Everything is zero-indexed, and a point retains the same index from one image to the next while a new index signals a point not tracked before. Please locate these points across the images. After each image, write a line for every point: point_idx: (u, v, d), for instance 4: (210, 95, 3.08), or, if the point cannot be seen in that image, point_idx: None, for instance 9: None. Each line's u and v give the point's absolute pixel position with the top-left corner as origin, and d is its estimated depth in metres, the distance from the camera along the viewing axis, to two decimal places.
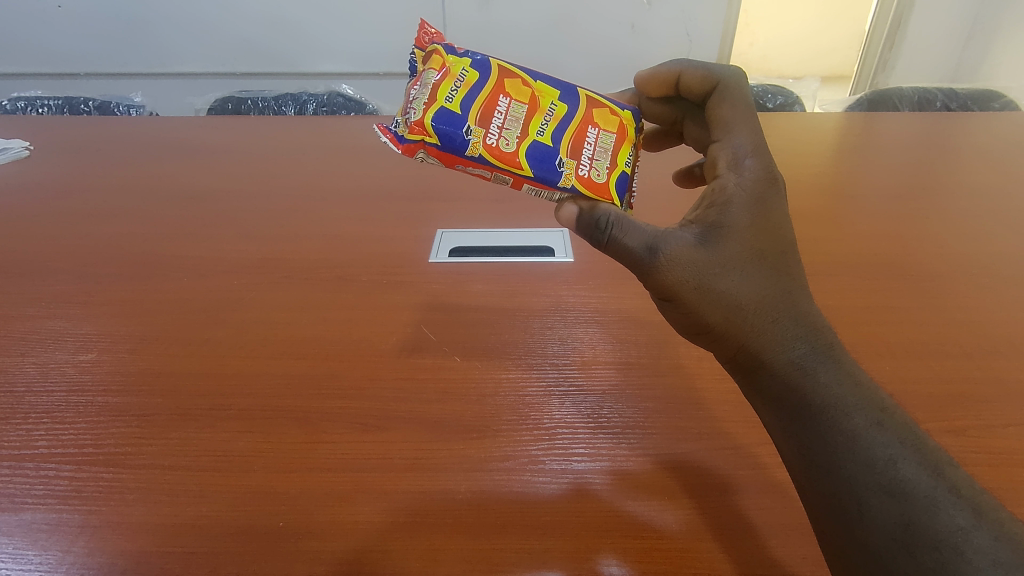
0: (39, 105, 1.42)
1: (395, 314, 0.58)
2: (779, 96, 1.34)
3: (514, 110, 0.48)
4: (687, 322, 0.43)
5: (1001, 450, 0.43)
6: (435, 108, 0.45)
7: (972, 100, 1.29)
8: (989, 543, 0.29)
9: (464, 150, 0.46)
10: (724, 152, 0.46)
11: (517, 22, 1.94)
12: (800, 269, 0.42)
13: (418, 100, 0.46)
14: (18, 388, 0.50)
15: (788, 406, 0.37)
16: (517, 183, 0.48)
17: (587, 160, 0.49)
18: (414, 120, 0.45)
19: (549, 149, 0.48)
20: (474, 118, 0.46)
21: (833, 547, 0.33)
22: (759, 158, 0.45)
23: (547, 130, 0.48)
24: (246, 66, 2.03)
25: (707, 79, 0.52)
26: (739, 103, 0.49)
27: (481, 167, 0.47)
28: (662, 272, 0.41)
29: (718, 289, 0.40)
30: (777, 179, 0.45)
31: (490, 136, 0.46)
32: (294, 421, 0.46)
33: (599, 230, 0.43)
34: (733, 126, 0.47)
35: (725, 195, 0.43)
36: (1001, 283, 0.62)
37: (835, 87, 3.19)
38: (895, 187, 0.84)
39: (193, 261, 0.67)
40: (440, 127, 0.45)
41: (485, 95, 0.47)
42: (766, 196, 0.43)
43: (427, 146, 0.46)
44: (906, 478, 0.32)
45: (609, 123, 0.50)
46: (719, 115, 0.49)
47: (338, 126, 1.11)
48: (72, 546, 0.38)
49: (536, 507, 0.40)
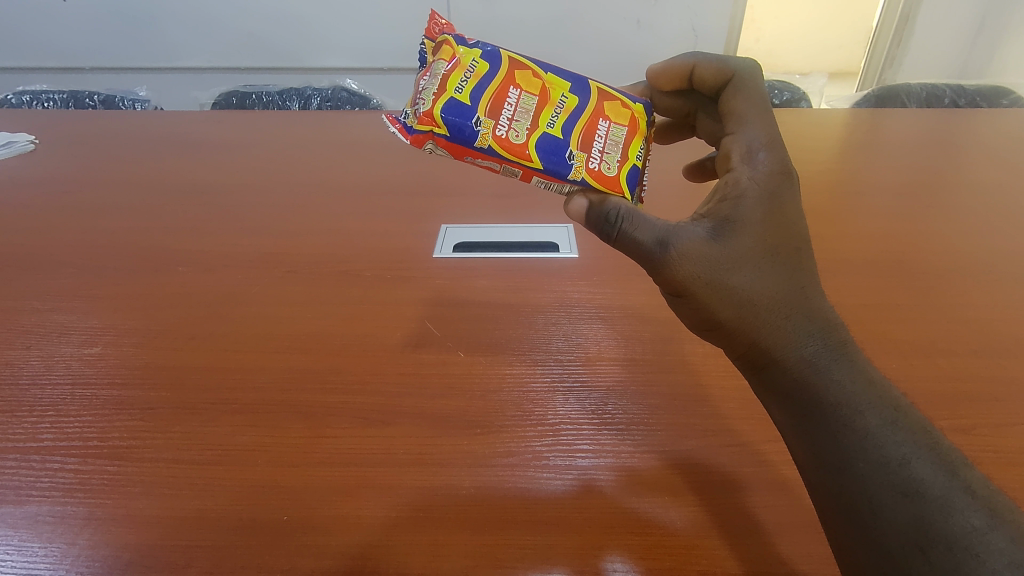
0: (45, 99, 1.42)
1: (401, 309, 0.58)
2: (785, 92, 1.34)
3: (523, 102, 0.47)
4: (698, 318, 0.42)
5: (1010, 449, 0.43)
6: (445, 99, 0.45)
7: (982, 96, 1.28)
8: (1004, 545, 0.29)
9: (474, 141, 0.46)
10: (738, 145, 0.46)
11: (522, 18, 1.93)
12: (814, 265, 0.42)
13: (428, 91, 0.46)
14: (23, 380, 0.50)
15: (799, 403, 0.36)
16: (526, 175, 0.48)
17: (597, 153, 0.48)
18: (423, 110, 0.45)
19: (559, 141, 0.47)
20: (483, 109, 0.46)
21: (842, 544, 0.33)
22: (772, 152, 0.45)
23: (557, 122, 0.48)
24: (250, 61, 2.03)
25: (722, 72, 0.51)
26: (754, 97, 0.48)
27: (491, 160, 0.47)
28: (672, 266, 0.40)
29: (730, 284, 0.40)
30: (790, 173, 0.44)
31: (500, 127, 0.46)
32: (299, 416, 0.46)
33: (608, 223, 0.42)
34: (747, 120, 0.47)
35: (737, 189, 0.43)
36: (1010, 281, 0.62)
37: (841, 83, 3.17)
38: (903, 184, 0.83)
39: (197, 255, 0.67)
40: (450, 118, 0.45)
41: (494, 86, 0.47)
42: (780, 190, 0.43)
43: (436, 138, 0.46)
44: (919, 478, 0.31)
45: (620, 116, 0.49)
46: (733, 108, 0.48)
47: (342, 121, 1.10)
48: (77, 538, 0.38)
49: (540, 504, 0.40)
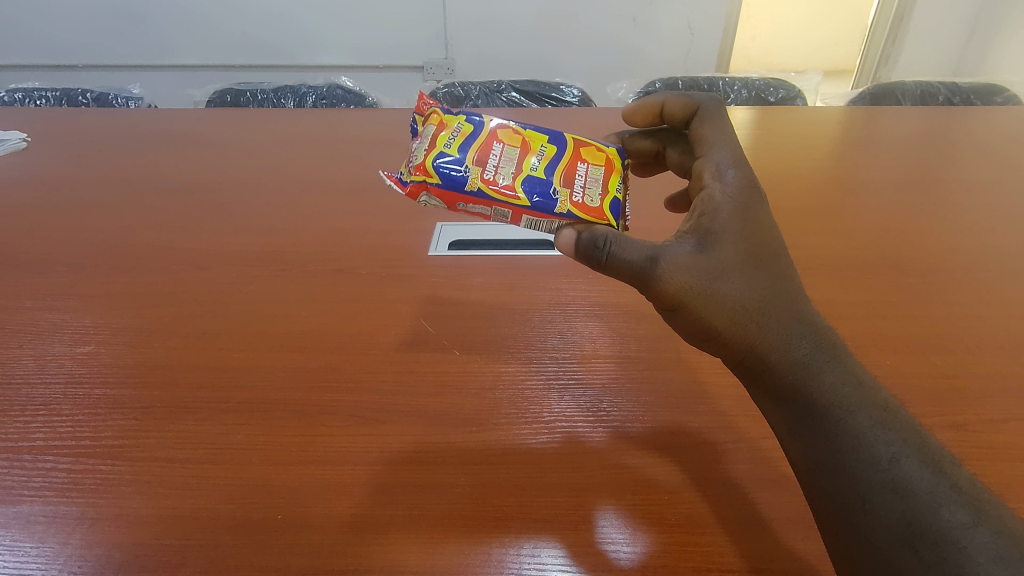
0: (37, 96, 1.41)
1: (396, 307, 0.58)
2: (781, 90, 1.36)
3: (507, 152, 0.48)
4: (690, 331, 0.41)
5: (1001, 444, 0.43)
6: (434, 153, 0.47)
7: (975, 95, 1.29)
8: (990, 538, 0.29)
9: (463, 186, 0.46)
10: (707, 165, 0.47)
11: (518, 16, 1.93)
12: (793, 271, 0.42)
13: (419, 149, 0.48)
14: (15, 379, 0.49)
15: (795, 411, 0.36)
16: (516, 216, 0.48)
17: (579, 189, 0.48)
18: (416, 164, 0.47)
19: (544, 182, 0.48)
20: (471, 159, 0.47)
21: (841, 550, 0.33)
22: (740, 168, 0.46)
23: (539, 166, 0.48)
24: (245, 58, 2.02)
25: (689, 105, 0.52)
26: (719, 122, 0.50)
27: (481, 203, 0.47)
28: (664, 280, 0.39)
29: (720, 293, 0.39)
30: (759, 186, 0.45)
31: (487, 172, 0.47)
32: (293, 415, 0.46)
33: (596, 249, 0.41)
34: (713, 142, 0.48)
35: (712, 203, 0.43)
36: (1003, 278, 0.62)
37: (837, 81, 3.17)
38: (897, 181, 0.83)
39: (190, 253, 0.67)
40: (440, 167, 0.46)
41: (480, 141, 0.48)
42: (752, 201, 0.44)
43: (429, 188, 0.46)
44: (907, 475, 0.32)
45: (596, 158, 0.51)
46: (701, 134, 0.49)
47: (336, 118, 1.10)
48: (69, 538, 0.38)
49: (535, 501, 0.40)
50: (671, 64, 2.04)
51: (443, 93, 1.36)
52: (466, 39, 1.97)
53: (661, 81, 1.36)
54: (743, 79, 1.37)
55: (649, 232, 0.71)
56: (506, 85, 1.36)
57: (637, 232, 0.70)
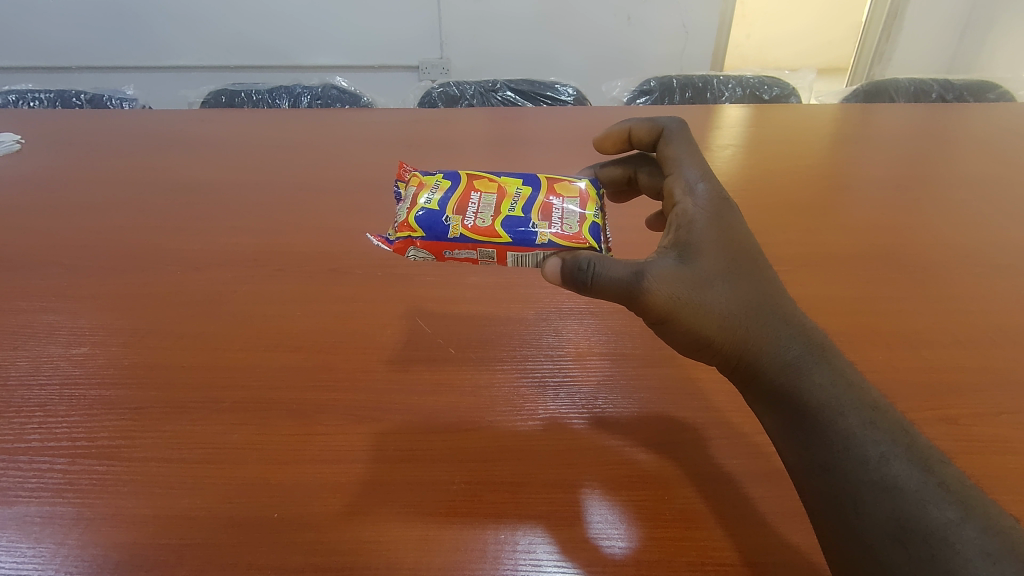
0: (30, 98, 1.40)
1: (390, 306, 0.58)
2: (775, 88, 1.36)
3: (485, 200, 0.50)
4: (682, 344, 0.41)
5: (992, 437, 0.43)
6: (417, 210, 0.48)
7: (967, 91, 1.30)
8: (978, 534, 0.29)
9: (447, 234, 0.47)
10: (678, 182, 0.48)
11: (513, 13, 1.93)
12: (773, 274, 0.42)
13: (402, 210, 0.49)
14: (10, 382, 0.49)
15: (788, 420, 0.36)
16: (501, 254, 0.48)
17: (556, 220, 0.49)
18: (400, 221, 0.48)
19: (522, 219, 0.48)
20: (451, 210, 0.48)
21: (839, 555, 0.33)
22: (710, 182, 0.47)
23: (517, 206, 0.49)
24: (239, 59, 2.02)
25: (654, 129, 0.54)
26: (684, 142, 0.52)
27: (466, 248, 0.47)
28: (652, 293, 0.39)
29: (707, 302, 0.39)
30: (730, 198, 0.46)
31: (468, 218, 0.48)
32: (288, 415, 0.46)
33: (581, 271, 0.41)
34: (682, 160, 0.50)
35: (687, 216, 0.44)
36: (995, 272, 0.63)
37: (831, 80, 3.19)
38: (891, 178, 0.84)
39: (185, 254, 0.67)
40: (423, 221, 0.48)
41: (459, 193, 0.50)
42: (725, 211, 0.45)
43: (415, 241, 0.48)
44: (896, 475, 0.32)
45: (570, 191, 0.52)
46: (668, 153, 0.51)
47: (331, 118, 1.10)
48: (66, 539, 0.38)
49: (531, 496, 0.40)
50: (667, 62, 2.04)
51: (438, 92, 1.36)
52: (462, 37, 1.97)
53: (655, 80, 1.36)
54: (737, 78, 1.38)
55: (642, 233, 0.71)
56: (501, 84, 1.36)
57: (630, 234, 0.71)
